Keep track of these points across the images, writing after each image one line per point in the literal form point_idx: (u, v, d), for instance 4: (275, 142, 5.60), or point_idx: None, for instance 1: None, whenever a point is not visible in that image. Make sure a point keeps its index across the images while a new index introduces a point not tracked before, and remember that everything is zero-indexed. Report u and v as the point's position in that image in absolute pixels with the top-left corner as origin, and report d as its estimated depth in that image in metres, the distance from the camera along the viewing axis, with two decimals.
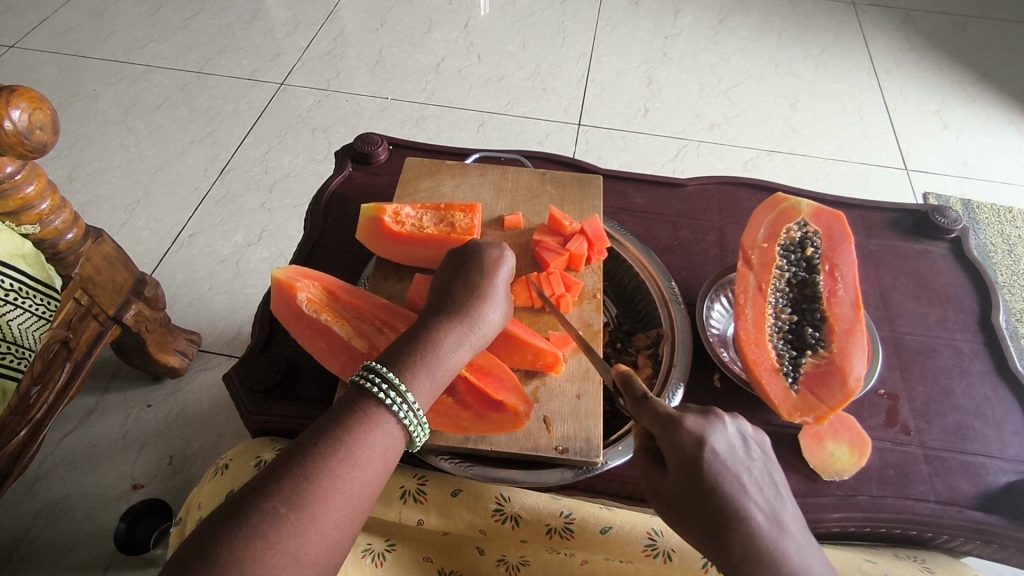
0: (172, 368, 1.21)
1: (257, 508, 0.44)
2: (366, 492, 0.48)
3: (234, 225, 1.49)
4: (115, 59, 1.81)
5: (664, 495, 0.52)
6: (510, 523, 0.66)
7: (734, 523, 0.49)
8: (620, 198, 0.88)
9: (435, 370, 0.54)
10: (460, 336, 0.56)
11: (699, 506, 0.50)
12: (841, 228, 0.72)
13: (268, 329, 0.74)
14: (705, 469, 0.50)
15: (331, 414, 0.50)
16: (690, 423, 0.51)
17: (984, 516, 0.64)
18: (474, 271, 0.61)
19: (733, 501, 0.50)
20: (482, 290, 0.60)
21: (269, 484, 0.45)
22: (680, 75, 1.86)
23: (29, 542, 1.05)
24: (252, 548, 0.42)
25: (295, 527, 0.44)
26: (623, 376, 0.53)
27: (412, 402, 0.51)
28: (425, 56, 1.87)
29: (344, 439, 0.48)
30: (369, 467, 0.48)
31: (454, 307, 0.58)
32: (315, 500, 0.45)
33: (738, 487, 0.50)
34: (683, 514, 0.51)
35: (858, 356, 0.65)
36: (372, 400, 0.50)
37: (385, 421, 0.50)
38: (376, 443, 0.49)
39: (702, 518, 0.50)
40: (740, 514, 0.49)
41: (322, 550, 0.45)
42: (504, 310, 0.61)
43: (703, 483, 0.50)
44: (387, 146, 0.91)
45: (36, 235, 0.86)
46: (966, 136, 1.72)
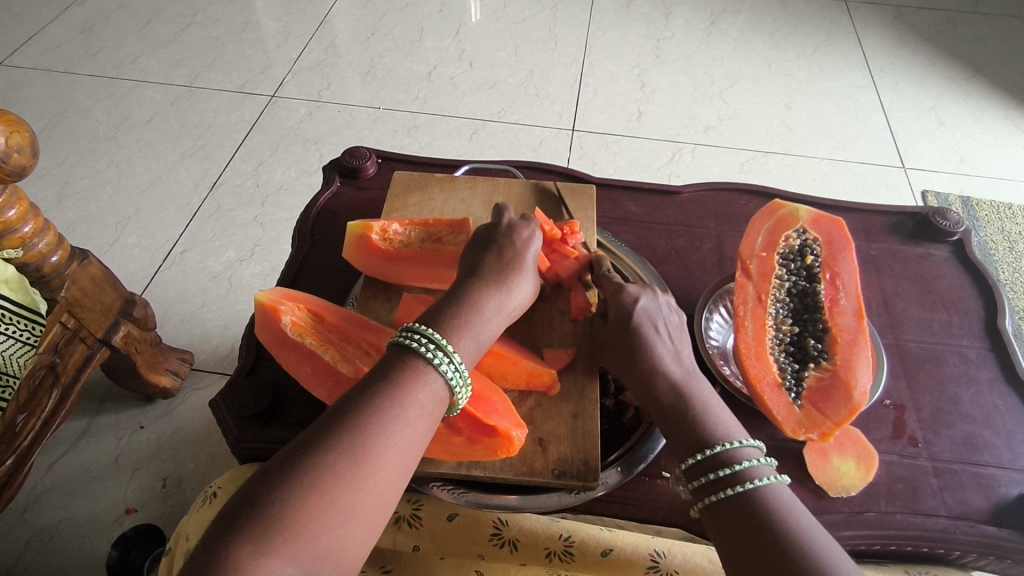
0: (164, 389, 1.19)
1: (310, 462, 0.42)
2: (415, 448, 0.47)
3: (226, 240, 1.47)
4: (104, 75, 1.80)
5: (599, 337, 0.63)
6: (509, 546, 0.64)
7: (641, 352, 0.59)
8: (615, 207, 0.86)
9: (478, 333, 0.54)
10: (497, 304, 0.57)
11: (621, 338, 0.61)
12: (840, 235, 0.70)
13: (256, 352, 0.72)
14: (626, 312, 0.61)
15: (377, 371, 0.49)
16: (629, 287, 0.63)
17: (998, 531, 0.61)
18: (505, 242, 0.61)
19: (647, 339, 0.60)
20: (517, 263, 0.60)
21: (319, 440, 0.44)
22: (674, 77, 1.84)
23: (21, 571, 1.02)
24: (309, 499, 0.41)
25: (349, 482, 0.42)
26: (593, 258, 0.68)
27: (458, 361, 0.51)
28: (417, 64, 1.86)
29: (392, 395, 0.47)
30: (418, 424, 0.47)
31: (488, 275, 0.58)
32: (367, 454, 0.44)
33: (656, 331, 0.61)
34: (612, 349, 0.61)
35: (863, 367, 0.63)
36: (421, 357, 0.49)
37: (432, 379, 0.49)
38: (424, 400, 0.48)
39: (624, 348, 0.60)
40: (648, 348, 0.59)
41: (375, 506, 0.44)
42: (536, 283, 0.61)
43: (625, 324, 0.61)
44: (376, 159, 0.90)
45: (20, 259, 0.84)
46: (962, 133, 1.71)
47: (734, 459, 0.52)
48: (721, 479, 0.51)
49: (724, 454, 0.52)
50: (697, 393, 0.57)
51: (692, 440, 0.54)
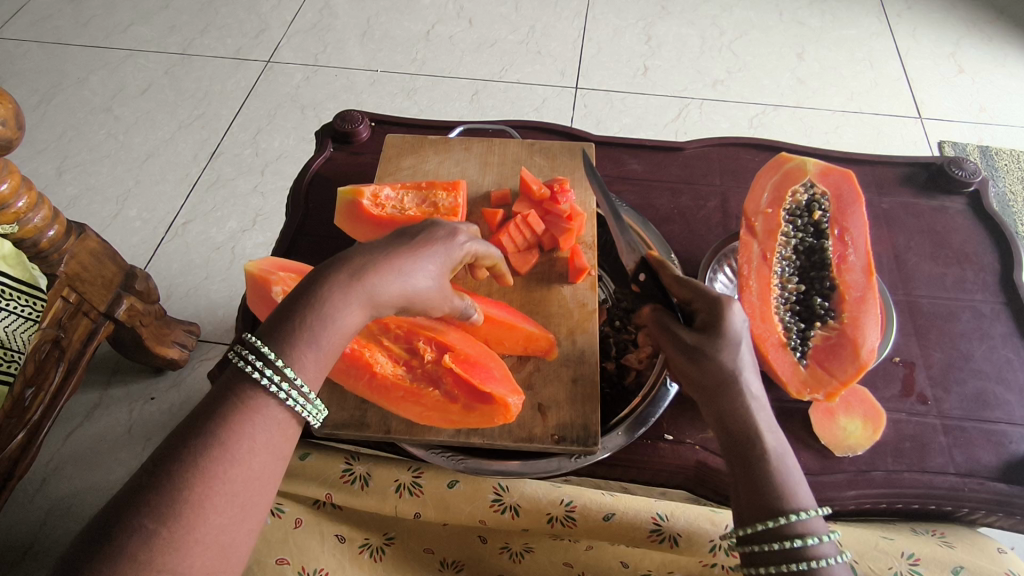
0: (171, 361, 1.19)
1: (122, 528, 0.38)
2: (256, 486, 0.42)
3: (227, 211, 1.45)
4: (97, 45, 1.76)
5: (685, 346, 0.53)
6: (510, 513, 0.64)
7: (739, 383, 0.51)
8: (616, 165, 0.84)
9: (319, 338, 0.45)
10: (353, 296, 0.46)
11: (721, 362, 0.52)
12: (850, 188, 0.67)
13: (252, 324, 0.71)
14: (731, 334, 0.52)
15: (205, 404, 0.43)
16: (735, 301, 0.53)
17: (1007, 488, 0.60)
18: (410, 232, 0.52)
19: (745, 369, 0.52)
20: (408, 247, 0.49)
21: (136, 498, 0.39)
22: (681, 29, 1.77)
23: (43, 540, 1.05)
24: (122, 573, 0.36)
25: (168, 542, 0.38)
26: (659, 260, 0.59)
27: (295, 381, 0.44)
28: (414, 24, 1.80)
29: (217, 433, 0.41)
30: (252, 460, 0.42)
31: (358, 256, 0.47)
32: (191, 507, 0.39)
33: (751, 360, 0.53)
34: (702, 369, 0.52)
35: (871, 325, 0.61)
36: (248, 382, 0.43)
37: (266, 406, 0.44)
38: (256, 431, 0.43)
39: (718, 372, 0.52)
40: (746, 378, 0.52)
41: (210, 560, 0.39)
42: (435, 277, 0.51)
43: (729, 347, 0.52)
44: (369, 122, 0.87)
45: (16, 235, 0.83)
46: (983, 79, 1.64)
47: (807, 532, 0.47)
48: (785, 551, 0.47)
49: (799, 525, 0.47)
50: (783, 440, 0.52)
51: (767, 506, 0.48)
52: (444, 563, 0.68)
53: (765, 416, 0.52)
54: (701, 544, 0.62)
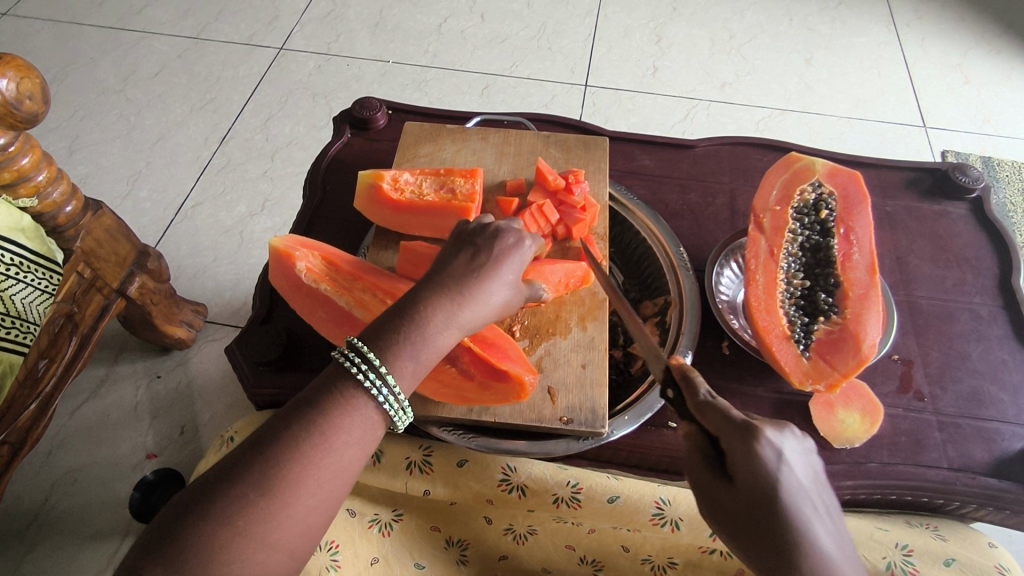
0: (179, 340, 1.21)
1: (226, 491, 0.42)
2: (343, 476, 0.46)
3: (237, 195, 1.47)
4: (110, 26, 1.77)
5: (718, 504, 0.44)
6: (517, 492, 0.66)
7: (796, 546, 0.41)
8: (628, 160, 0.85)
9: (419, 353, 0.48)
10: (450, 316, 0.50)
11: (758, 518, 0.42)
12: (857, 189, 0.69)
13: (269, 301, 0.73)
14: (767, 474, 0.42)
15: (309, 394, 0.47)
16: (765, 433, 0.43)
17: (998, 483, 0.62)
18: (483, 245, 0.54)
19: (802, 521, 0.42)
20: (489, 268, 0.53)
21: (236, 469, 0.43)
22: (691, 31, 1.79)
23: (49, 511, 1.07)
24: (222, 532, 0.41)
25: (264, 513, 0.42)
26: (682, 370, 0.48)
27: (392, 387, 0.47)
28: (427, 16, 1.81)
29: (315, 424, 0.45)
30: (345, 452, 0.46)
31: (450, 281, 0.51)
32: (287, 484, 0.43)
33: (813, 508, 0.43)
34: (740, 528, 0.43)
35: (873, 321, 0.63)
36: (352, 382, 0.47)
37: (364, 406, 0.47)
38: (352, 427, 0.46)
39: (763, 536, 0.42)
40: (809, 536, 0.41)
41: (295, 535, 0.44)
42: (511, 295, 0.54)
43: (766, 497, 0.42)
44: (386, 110, 0.88)
45: (36, 209, 0.85)
46: (988, 92, 1.66)
47: None
48: None
49: None
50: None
51: None
52: (449, 540, 0.70)
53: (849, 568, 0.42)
54: (702, 530, 0.65)
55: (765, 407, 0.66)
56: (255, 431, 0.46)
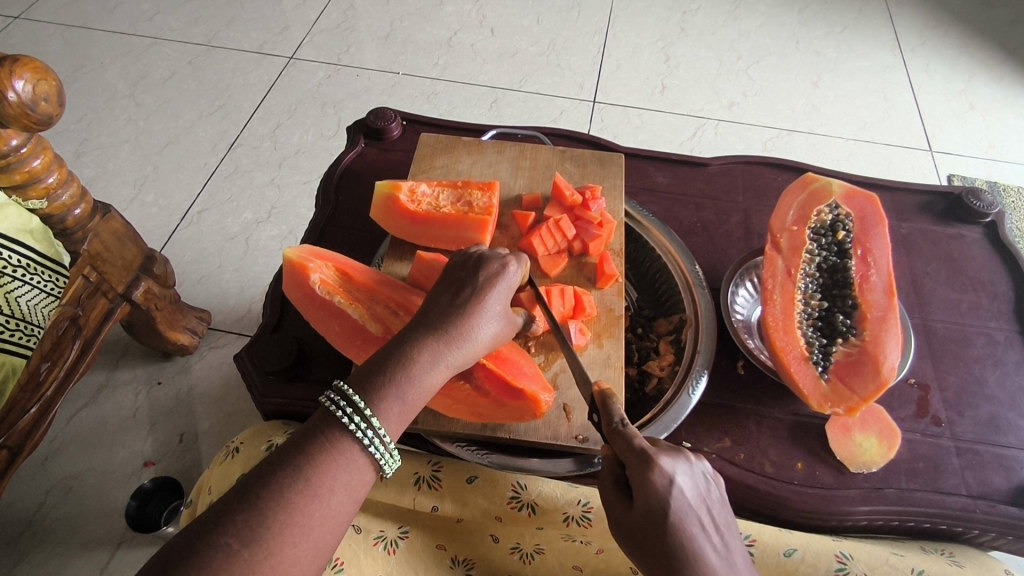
0: (182, 346, 1.20)
1: (211, 543, 0.41)
2: (330, 524, 0.45)
3: (243, 202, 1.47)
4: (122, 31, 1.78)
5: (622, 527, 0.49)
6: (527, 510, 0.64)
7: (685, 563, 0.46)
8: (642, 177, 0.85)
9: (406, 393, 0.49)
10: (435, 355, 0.51)
11: (652, 537, 0.47)
12: (874, 211, 0.69)
13: (280, 310, 0.72)
14: (658, 497, 0.46)
15: (294, 441, 0.47)
16: (661, 460, 0.47)
17: (1018, 511, 0.61)
18: (466, 280, 0.55)
19: (689, 544, 0.46)
20: (471, 303, 0.53)
21: (220, 519, 0.42)
22: (699, 51, 1.80)
23: (43, 518, 1.05)
24: None
25: (248, 563, 0.41)
26: (603, 396, 0.52)
27: (379, 429, 0.48)
28: (437, 30, 1.83)
29: (301, 470, 0.45)
30: (331, 498, 0.45)
31: (436, 321, 0.52)
32: (273, 533, 0.42)
33: (700, 525, 0.47)
34: (639, 549, 0.48)
35: (892, 344, 0.62)
36: (337, 426, 0.47)
37: (349, 450, 0.47)
38: (338, 473, 0.46)
39: (656, 553, 0.46)
40: (695, 553, 0.46)
41: None
42: (499, 328, 0.55)
43: (659, 524, 0.46)
44: (401, 121, 0.88)
45: (44, 211, 0.84)
46: (993, 117, 1.67)
47: None
48: None
49: None
50: None
51: None
52: (455, 560, 0.67)
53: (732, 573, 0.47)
54: None
55: (781, 429, 0.65)
56: (240, 479, 0.45)
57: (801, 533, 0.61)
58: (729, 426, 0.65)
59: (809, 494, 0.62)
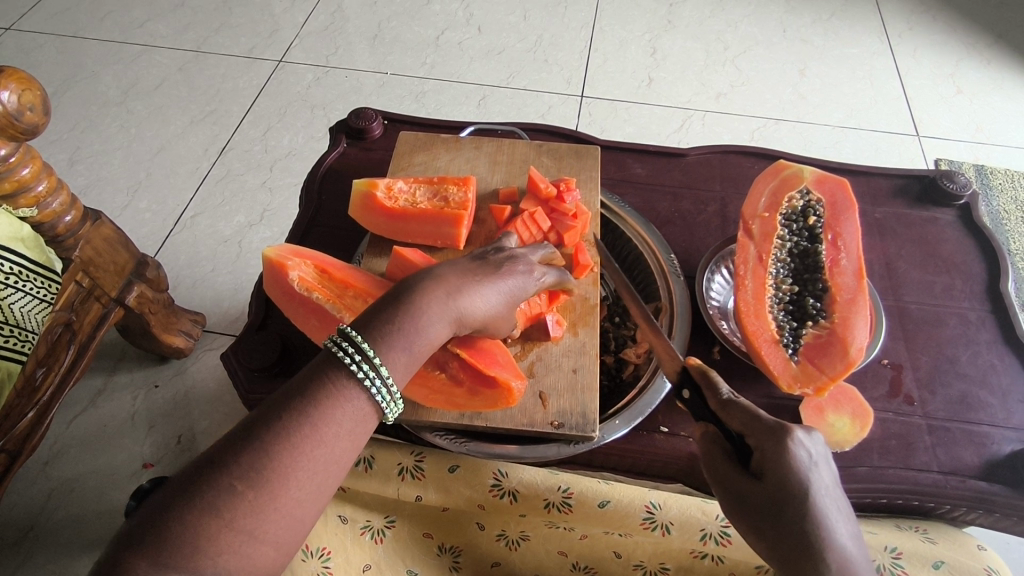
0: (177, 349, 1.21)
1: (215, 484, 0.41)
2: (333, 469, 0.45)
3: (235, 205, 1.48)
4: (112, 40, 1.79)
5: (747, 503, 0.47)
6: (508, 497, 0.66)
7: (820, 544, 0.44)
8: (620, 169, 0.87)
9: (412, 343, 0.49)
10: (445, 308, 0.51)
11: (781, 515, 0.45)
12: (845, 196, 0.70)
13: (265, 309, 0.74)
14: (791, 472, 0.45)
15: (299, 383, 0.46)
16: (796, 433, 0.47)
17: (987, 486, 0.63)
18: (489, 257, 0.57)
19: (824, 521, 0.45)
20: (488, 272, 0.55)
21: (223, 460, 0.42)
22: (686, 43, 1.81)
23: (44, 521, 1.07)
24: (207, 526, 0.40)
25: (251, 506, 0.41)
26: (705, 373, 0.53)
27: (385, 379, 0.47)
28: (425, 29, 1.84)
29: (306, 413, 0.45)
30: (334, 445, 0.45)
31: (451, 277, 0.53)
32: (278, 478, 0.42)
33: (834, 506, 0.46)
34: (766, 528, 0.46)
35: (860, 325, 0.63)
36: (343, 371, 0.46)
37: (354, 396, 0.47)
38: (343, 419, 0.46)
39: (788, 533, 0.45)
40: (828, 534, 0.44)
41: (283, 529, 0.43)
42: (511, 300, 0.56)
43: (796, 496, 0.45)
44: (382, 121, 0.90)
45: (35, 218, 0.86)
46: (980, 101, 1.68)
47: None
48: None
49: None
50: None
51: None
52: (441, 546, 0.70)
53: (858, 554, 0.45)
54: (692, 532, 0.64)
55: None
56: (244, 419, 0.45)
57: None
58: None
59: None
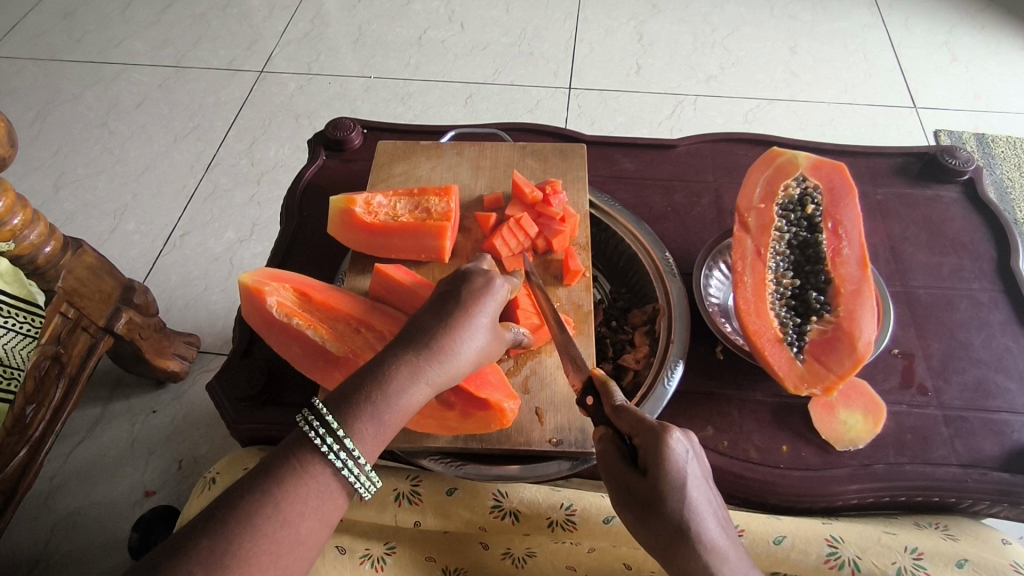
0: (172, 373, 1.19)
1: (175, 572, 0.40)
2: (299, 551, 0.44)
3: (224, 222, 1.46)
4: (91, 60, 1.76)
5: (628, 502, 0.47)
6: (510, 518, 0.63)
7: (689, 538, 0.45)
8: (610, 165, 0.84)
9: (381, 414, 0.47)
10: (415, 371, 0.48)
11: (657, 513, 0.45)
12: (843, 181, 0.67)
13: (249, 334, 0.71)
14: (670, 476, 0.45)
15: (267, 463, 0.46)
16: (676, 435, 0.46)
17: (1011, 477, 0.60)
18: (452, 294, 0.52)
19: (697, 515, 0.45)
20: (455, 318, 0.51)
21: (185, 547, 0.41)
22: (673, 27, 1.77)
23: (48, 556, 1.05)
24: None
25: None
26: (605, 385, 0.51)
27: (352, 452, 0.46)
28: (406, 29, 1.80)
29: (270, 494, 0.44)
30: (300, 524, 0.44)
31: (416, 335, 0.50)
32: (239, 561, 0.41)
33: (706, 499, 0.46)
34: (642, 522, 0.46)
35: (867, 318, 0.60)
36: (309, 448, 0.46)
37: (321, 473, 0.46)
38: (308, 497, 0.45)
39: (661, 528, 0.46)
40: (698, 528, 0.45)
41: None
42: (487, 341, 0.52)
43: (671, 496, 0.45)
44: (361, 130, 0.87)
45: (12, 252, 0.83)
46: (977, 67, 1.63)
47: None
48: None
49: None
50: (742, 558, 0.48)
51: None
52: (446, 571, 0.66)
53: (726, 542, 0.47)
54: None
55: (764, 413, 0.64)
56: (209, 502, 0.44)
57: (790, 519, 0.61)
58: (711, 413, 0.64)
59: (796, 477, 0.60)
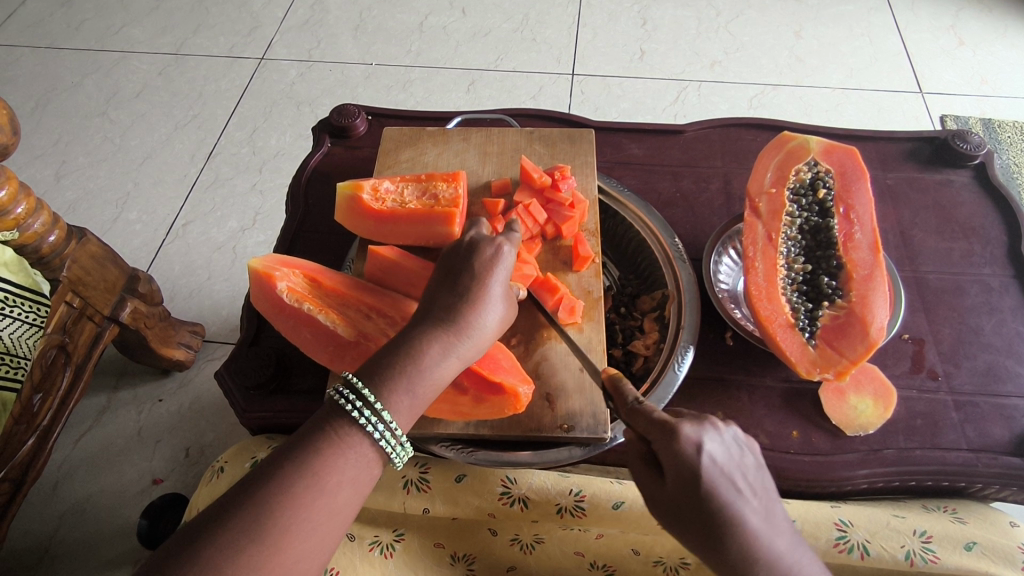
0: (178, 361, 1.19)
1: (216, 541, 0.40)
2: (336, 519, 0.44)
3: (227, 210, 1.45)
4: (89, 48, 1.75)
5: (659, 505, 0.47)
6: (519, 504, 0.63)
7: (728, 532, 0.44)
8: (617, 151, 0.83)
9: (416, 386, 0.47)
10: (444, 346, 0.49)
11: (689, 512, 0.45)
12: (854, 164, 0.66)
13: (257, 323, 0.71)
14: (689, 472, 0.44)
15: (303, 434, 0.46)
16: (684, 430, 0.45)
17: (1021, 462, 0.60)
18: (468, 266, 0.52)
19: (729, 507, 0.44)
20: (473, 291, 0.51)
21: (224, 517, 0.41)
22: (677, 12, 1.75)
23: (58, 543, 1.06)
24: None
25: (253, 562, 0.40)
26: (613, 382, 0.52)
27: (388, 422, 0.46)
28: (407, 15, 1.78)
29: (308, 463, 0.44)
30: (338, 494, 0.44)
31: (440, 310, 0.50)
32: (280, 530, 0.42)
33: (738, 490, 0.45)
34: (678, 523, 0.46)
35: (880, 302, 0.60)
36: (345, 419, 0.46)
37: (358, 443, 0.46)
38: (346, 466, 0.45)
39: (696, 527, 0.45)
40: (734, 521, 0.44)
41: None
42: (504, 310, 0.53)
43: (695, 492, 0.44)
44: (365, 116, 0.86)
45: (16, 241, 0.82)
46: (984, 52, 1.62)
47: None
48: None
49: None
50: (796, 545, 0.46)
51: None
52: (454, 556, 0.67)
53: (773, 533, 0.45)
54: None
55: (773, 397, 0.64)
56: (246, 473, 0.44)
57: (800, 504, 0.61)
58: (720, 398, 0.64)
59: (806, 462, 0.60)
